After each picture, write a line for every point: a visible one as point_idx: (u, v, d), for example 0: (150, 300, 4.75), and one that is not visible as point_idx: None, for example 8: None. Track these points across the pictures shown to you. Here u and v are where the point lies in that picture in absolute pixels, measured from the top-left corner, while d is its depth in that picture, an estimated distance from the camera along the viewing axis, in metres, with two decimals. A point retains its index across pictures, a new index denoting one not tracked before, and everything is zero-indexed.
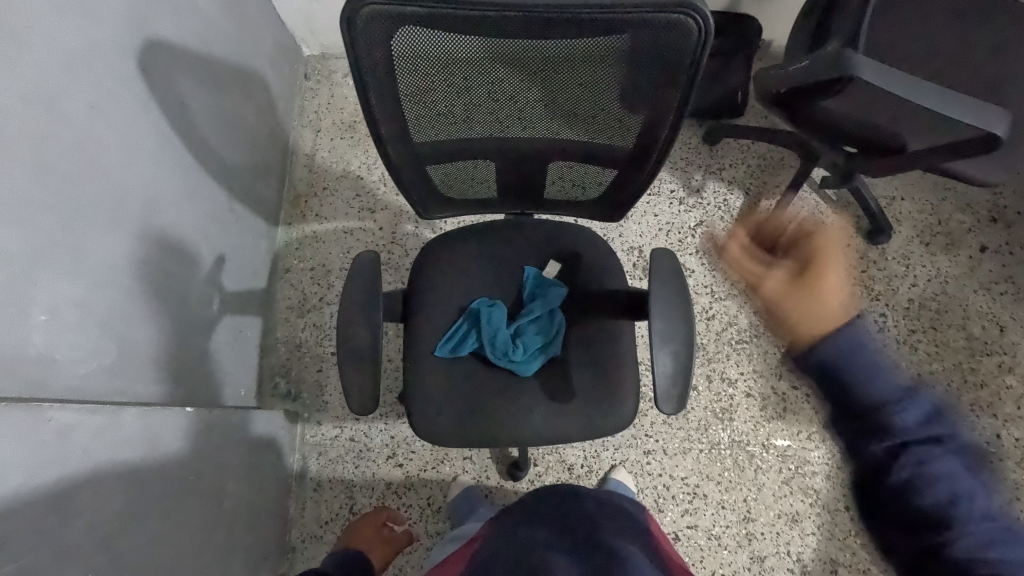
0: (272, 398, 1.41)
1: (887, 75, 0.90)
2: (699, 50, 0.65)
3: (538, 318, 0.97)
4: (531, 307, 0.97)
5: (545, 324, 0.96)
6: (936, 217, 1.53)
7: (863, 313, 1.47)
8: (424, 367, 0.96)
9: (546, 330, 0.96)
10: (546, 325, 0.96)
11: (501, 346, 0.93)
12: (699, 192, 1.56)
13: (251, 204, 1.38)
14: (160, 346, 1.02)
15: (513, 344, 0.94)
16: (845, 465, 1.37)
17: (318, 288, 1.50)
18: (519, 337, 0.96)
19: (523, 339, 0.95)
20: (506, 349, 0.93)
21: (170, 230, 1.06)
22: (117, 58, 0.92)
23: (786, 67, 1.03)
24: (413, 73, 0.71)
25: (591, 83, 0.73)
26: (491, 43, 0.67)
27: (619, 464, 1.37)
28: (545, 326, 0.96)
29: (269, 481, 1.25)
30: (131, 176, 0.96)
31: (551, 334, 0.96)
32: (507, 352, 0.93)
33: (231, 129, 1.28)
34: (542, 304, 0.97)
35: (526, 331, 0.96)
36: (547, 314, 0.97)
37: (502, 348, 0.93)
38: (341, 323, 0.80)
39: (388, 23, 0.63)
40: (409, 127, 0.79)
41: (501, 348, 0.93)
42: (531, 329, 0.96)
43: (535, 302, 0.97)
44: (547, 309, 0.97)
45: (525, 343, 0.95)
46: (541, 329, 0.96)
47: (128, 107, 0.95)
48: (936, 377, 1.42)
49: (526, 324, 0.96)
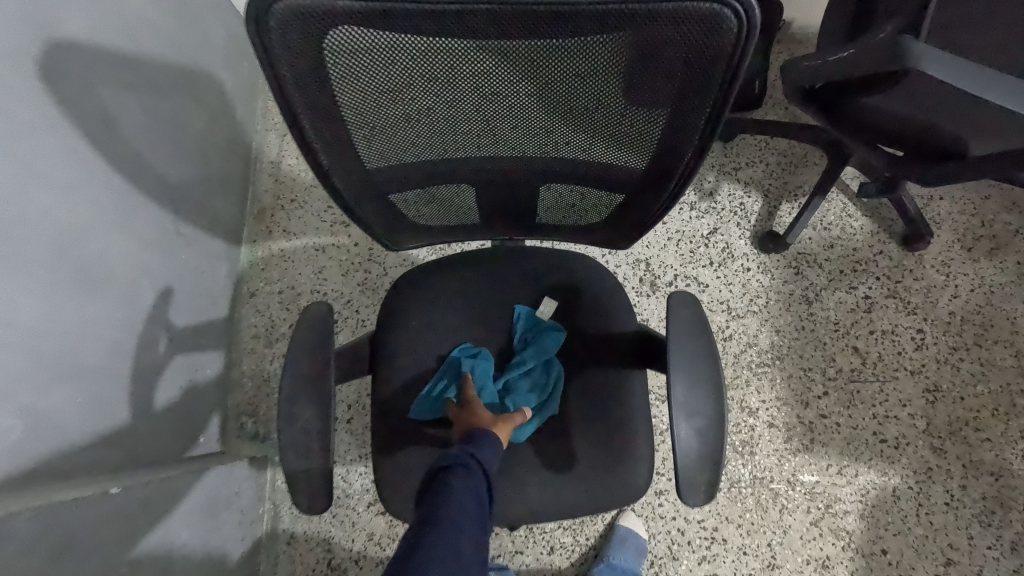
0: (238, 440, 1.26)
1: (955, 67, 0.73)
2: (738, 53, 0.49)
3: (530, 370, 0.82)
4: (521, 358, 0.83)
5: (539, 378, 0.82)
6: (978, 218, 1.36)
7: (899, 330, 1.31)
8: (398, 431, 0.80)
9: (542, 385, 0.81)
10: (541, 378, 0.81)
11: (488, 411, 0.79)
12: (712, 196, 1.39)
13: (206, 224, 1.22)
14: (87, 408, 0.87)
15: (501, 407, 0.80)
16: (881, 503, 1.23)
17: (287, 314, 1.34)
18: (509, 396, 0.81)
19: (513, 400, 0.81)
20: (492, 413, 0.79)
21: (96, 268, 0.90)
22: (9, 67, 0.75)
23: (823, 58, 0.86)
24: (358, 88, 0.54)
25: (597, 89, 0.56)
26: (461, 37, 0.49)
27: (628, 507, 1.22)
28: (540, 380, 0.81)
29: (233, 542, 1.10)
30: (39, 210, 0.79)
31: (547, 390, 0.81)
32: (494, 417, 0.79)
33: (176, 140, 1.11)
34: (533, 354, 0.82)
35: (516, 389, 0.82)
36: (542, 365, 0.82)
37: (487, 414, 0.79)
38: (284, 400, 0.64)
39: (313, 22, 0.46)
40: (361, 152, 0.62)
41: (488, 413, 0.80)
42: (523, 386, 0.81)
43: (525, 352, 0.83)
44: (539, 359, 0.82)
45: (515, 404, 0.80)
46: (535, 385, 0.81)
47: (29, 126, 0.78)
48: (981, 401, 1.27)
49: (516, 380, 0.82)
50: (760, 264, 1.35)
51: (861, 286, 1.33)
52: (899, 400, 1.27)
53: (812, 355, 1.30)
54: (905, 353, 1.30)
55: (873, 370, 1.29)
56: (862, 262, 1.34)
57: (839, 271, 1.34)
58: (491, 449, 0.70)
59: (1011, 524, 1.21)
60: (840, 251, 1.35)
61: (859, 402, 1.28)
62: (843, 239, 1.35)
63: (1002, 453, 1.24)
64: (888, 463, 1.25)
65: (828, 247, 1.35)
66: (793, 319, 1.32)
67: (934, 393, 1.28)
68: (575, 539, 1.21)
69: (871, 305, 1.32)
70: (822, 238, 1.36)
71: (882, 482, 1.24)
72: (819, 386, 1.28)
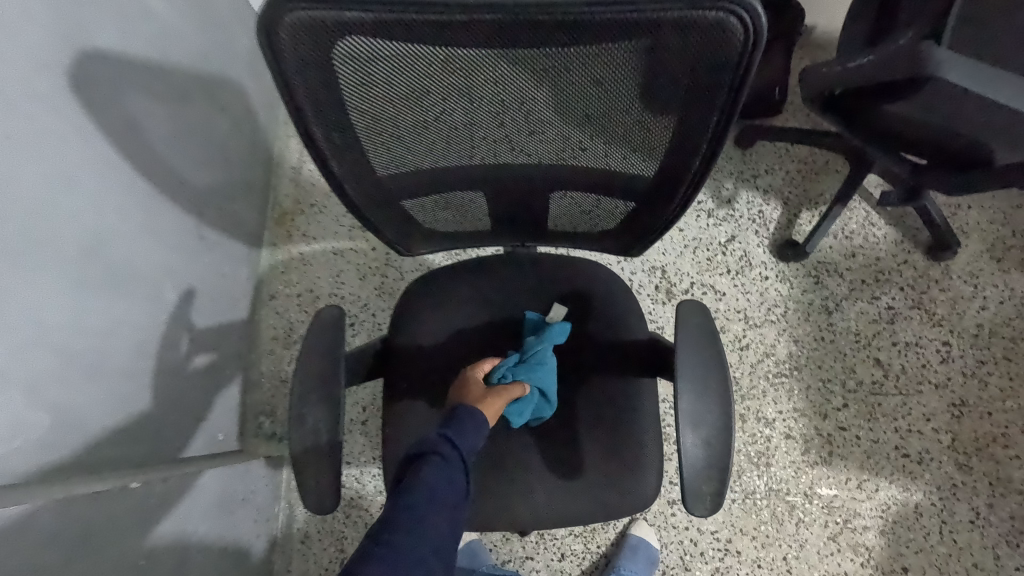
0: (255, 439, 1.28)
1: (978, 76, 0.71)
2: (745, 59, 0.49)
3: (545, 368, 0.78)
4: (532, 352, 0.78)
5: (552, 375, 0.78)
6: (1009, 228, 1.32)
7: (923, 342, 1.27)
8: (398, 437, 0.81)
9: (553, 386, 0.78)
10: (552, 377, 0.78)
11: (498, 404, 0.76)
12: (730, 203, 1.37)
13: (227, 227, 1.25)
14: (111, 405, 0.89)
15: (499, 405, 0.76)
16: (902, 519, 1.20)
17: (305, 316, 1.37)
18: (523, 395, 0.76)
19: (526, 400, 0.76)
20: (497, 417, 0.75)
21: (122, 270, 0.93)
22: (41, 77, 0.78)
23: (843, 65, 0.84)
24: (368, 94, 0.55)
25: (608, 93, 0.55)
26: (469, 45, 0.50)
27: (640, 516, 1.21)
28: (552, 378, 0.78)
29: (248, 539, 1.12)
30: (67, 214, 0.82)
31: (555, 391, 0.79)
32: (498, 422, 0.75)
33: (200, 146, 1.14)
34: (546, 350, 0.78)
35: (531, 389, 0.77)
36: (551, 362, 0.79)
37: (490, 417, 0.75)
38: (295, 401, 0.65)
39: (323, 32, 0.47)
40: (373, 157, 0.63)
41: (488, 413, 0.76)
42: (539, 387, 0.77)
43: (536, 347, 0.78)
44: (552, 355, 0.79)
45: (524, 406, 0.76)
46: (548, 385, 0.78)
47: (61, 131, 0.81)
48: (1010, 416, 1.23)
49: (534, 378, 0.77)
50: (778, 272, 1.32)
51: (884, 296, 1.30)
52: (923, 414, 1.24)
53: (831, 366, 1.27)
54: (930, 366, 1.26)
55: (896, 383, 1.26)
56: (885, 272, 1.31)
57: (862, 281, 1.31)
58: (471, 435, 0.69)
59: None
60: (862, 260, 1.32)
61: (881, 416, 1.24)
62: (866, 248, 1.33)
63: None
64: (910, 479, 1.21)
65: (850, 256, 1.32)
66: (812, 329, 1.29)
67: (960, 408, 1.24)
68: (585, 547, 1.20)
69: (894, 316, 1.29)
70: (844, 247, 1.33)
71: (904, 498, 1.21)
72: (839, 398, 1.26)
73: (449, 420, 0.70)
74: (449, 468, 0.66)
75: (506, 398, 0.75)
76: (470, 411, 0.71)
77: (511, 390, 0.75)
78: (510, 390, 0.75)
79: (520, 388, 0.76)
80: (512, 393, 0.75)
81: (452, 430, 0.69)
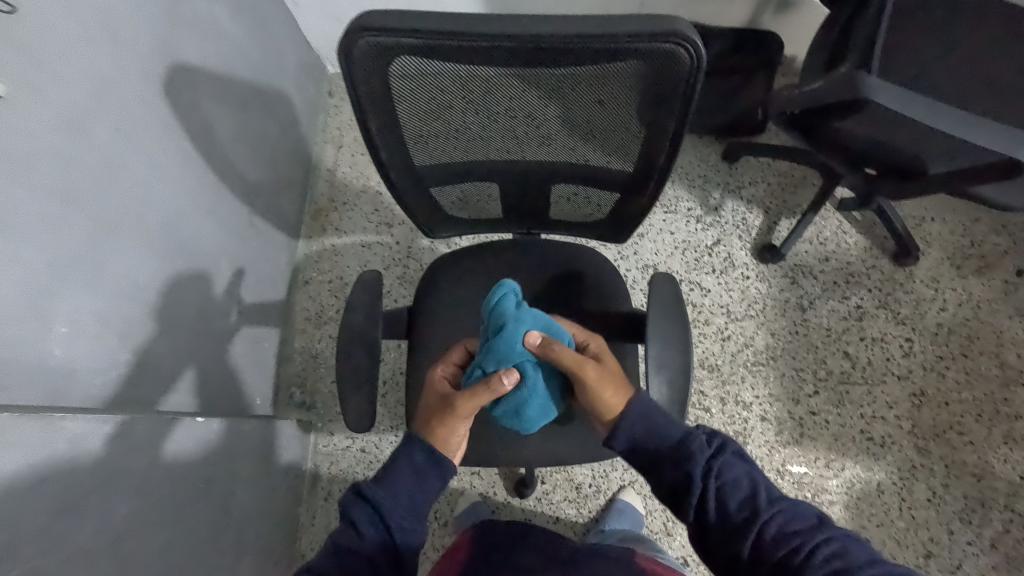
0: (287, 407, 1.44)
1: (903, 98, 0.87)
2: (694, 78, 0.65)
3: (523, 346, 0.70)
4: (500, 335, 0.71)
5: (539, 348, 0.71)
6: (967, 239, 1.47)
7: (888, 338, 1.42)
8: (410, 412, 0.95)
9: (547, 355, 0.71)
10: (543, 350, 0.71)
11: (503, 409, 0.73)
12: (717, 211, 1.53)
13: (272, 218, 1.43)
14: (176, 355, 1.06)
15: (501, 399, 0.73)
16: (865, 496, 1.32)
17: (335, 301, 1.54)
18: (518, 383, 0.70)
19: (526, 386, 0.70)
20: (513, 410, 0.72)
21: (191, 245, 1.11)
22: (143, 82, 0.96)
23: (799, 88, 1.01)
24: (412, 100, 0.72)
25: (599, 102, 0.72)
26: (491, 66, 0.67)
27: (628, 486, 1.35)
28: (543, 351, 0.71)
29: (281, 489, 1.28)
30: (154, 193, 1.00)
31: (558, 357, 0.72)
32: (515, 413, 0.73)
33: (254, 146, 1.33)
34: (518, 328, 0.71)
35: (524, 371, 0.70)
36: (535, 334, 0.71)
37: (505, 412, 0.73)
38: (341, 342, 0.82)
39: (384, 52, 0.64)
40: (412, 150, 0.80)
41: (498, 408, 0.74)
42: (530, 368, 0.70)
43: (505, 328, 0.71)
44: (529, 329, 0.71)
45: (535, 389, 0.71)
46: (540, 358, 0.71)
47: (153, 128, 0.99)
48: (965, 406, 1.36)
49: (519, 362, 0.70)
50: (758, 273, 1.48)
51: (853, 296, 1.45)
52: (887, 402, 1.38)
53: (804, 357, 1.42)
54: (893, 359, 1.40)
55: (862, 373, 1.40)
56: (854, 274, 1.46)
57: (833, 282, 1.46)
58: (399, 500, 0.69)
59: (990, 522, 1.29)
60: (834, 264, 1.47)
61: (848, 402, 1.38)
62: (838, 254, 1.48)
63: (984, 456, 1.33)
64: (874, 460, 1.34)
65: (823, 260, 1.48)
66: (788, 324, 1.44)
67: (920, 397, 1.37)
68: (578, 511, 1.34)
69: (862, 314, 1.43)
70: (818, 252, 1.48)
71: (867, 477, 1.33)
72: (810, 386, 1.40)
73: (382, 475, 0.71)
74: (366, 529, 0.66)
75: (486, 395, 0.69)
76: (411, 453, 0.72)
77: (487, 387, 0.69)
78: (483, 390, 0.69)
79: (503, 380, 0.68)
80: (484, 397, 0.70)
81: (377, 488, 0.69)
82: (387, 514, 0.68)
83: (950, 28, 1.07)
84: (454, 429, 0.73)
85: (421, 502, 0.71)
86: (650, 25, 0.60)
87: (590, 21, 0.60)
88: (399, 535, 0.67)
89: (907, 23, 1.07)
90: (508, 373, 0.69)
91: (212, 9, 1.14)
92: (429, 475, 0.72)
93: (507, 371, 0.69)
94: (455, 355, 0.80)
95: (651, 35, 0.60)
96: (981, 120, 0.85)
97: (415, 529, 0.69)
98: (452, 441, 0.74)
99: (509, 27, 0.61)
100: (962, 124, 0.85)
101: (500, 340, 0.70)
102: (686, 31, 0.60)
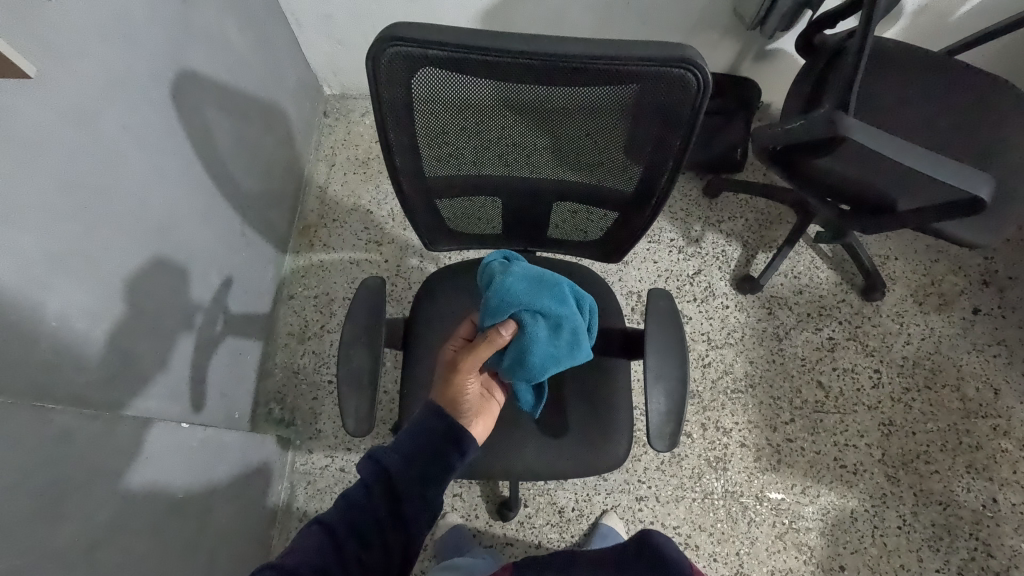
0: (265, 423, 1.41)
1: (879, 138, 0.93)
2: (698, 102, 0.68)
3: (517, 297, 0.73)
4: (492, 290, 0.74)
5: (535, 297, 0.73)
6: (928, 277, 1.56)
7: (858, 368, 1.48)
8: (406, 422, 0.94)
9: (544, 303, 0.73)
10: (538, 298, 0.73)
11: (513, 369, 0.76)
12: (698, 242, 1.60)
13: (263, 230, 1.43)
14: (158, 361, 1.04)
15: (506, 350, 0.76)
16: (840, 523, 1.35)
17: (320, 316, 1.52)
18: (518, 333, 0.74)
19: (525, 334, 0.73)
20: (519, 362, 0.75)
21: (183, 250, 1.10)
22: (152, 84, 0.97)
23: (780, 126, 1.09)
24: (429, 115, 0.75)
25: (593, 134, 0.77)
26: (500, 91, 0.71)
27: (610, 509, 1.35)
28: (539, 299, 0.73)
29: (256, 506, 1.24)
30: (154, 195, 1.00)
31: (557, 303, 0.74)
32: (523, 365, 0.74)
33: (251, 159, 1.33)
34: (509, 281, 0.74)
35: (521, 320, 0.73)
36: (528, 285, 0.74)
37: (511, 363, 0.76)
38: (344, 346, 0.84)
39: (409, 63, 0.66)
40: (423, 164, 0.83)
41: (505, 360, 0.77)
42: (525, 317, 0.73)
43: (495, 282, 0.75)
44: (520, 281, 0.74)
45: (535, 339, 0.73)
46: (536, 307, 0.73)
47: (157, 131, 1.00)
48: (930, 436, 1.42)
49: (514, 313, 0.73)
50: (737, 302, 1.54)
51: (826, 328, 1.52)
52: (858, 431, 1.43)
53: (780, 385, 1.47)
54: (863, 390, 1.46)
55: (834, 403, 1.45)
56: (827, 307, 1.54)
57: (807, 314, 1.53)
58: (410, 480, 0.70)
59: (957, 549, 1.33)
60: (808, 296, 1.55)
61: (821, 430, 1.43)
62: (811, 287, 1.56)
63: (949, 485, 1.38)
64: (846, 487, 1.38)
65: (797, 293, 1.55)
66: (764, 352, 1.50)
67: (888, 427, 1.43)
68: (560, 535, 1.34)
69: (834, 346, 1.50)
70: (793, 285, 1.56)
71: (841, 504, 1.37)
72: (786, 414, 1.44)
73: (396, 443, 0.72)
74: (375, 492, 0.69)
75: (487, 348, 0.75)
76: (421, 421, 0.73)
77: (487, 340, 0.75)
78: (483, 345, 0.75)
79: (500, 331, 0.74)
80: (486, 350, 0.75)
81: (389, 453, 0.71)
82: (399, 488, 0.69)
83: (912, 81, 1.18)
84: (462, 388, 0.77)
85: (436, 476, 0.71)
86: (662, 51, 0.63)
87: (604, 44, 0.64)
88: (408, 509, 0.69)
89: (870, 78, 1.18)
90: (506, 324, 0.74)
91: (220, 22, 1.16)
92: (447, 458, 0.72)
93: (505, 323, 0.74)
94: (465, 328, 0.82)
95: (660, 59, 0.64)
96: (947, 161, 0.92)
97: (426, 503, 0.69)
98: (463, 402, 0.77)
99: (532, 43, 0.64)
100: (931, 161, 0.91)
101: (494, 294, 0.74)
102: (695, 58, 0.64)
